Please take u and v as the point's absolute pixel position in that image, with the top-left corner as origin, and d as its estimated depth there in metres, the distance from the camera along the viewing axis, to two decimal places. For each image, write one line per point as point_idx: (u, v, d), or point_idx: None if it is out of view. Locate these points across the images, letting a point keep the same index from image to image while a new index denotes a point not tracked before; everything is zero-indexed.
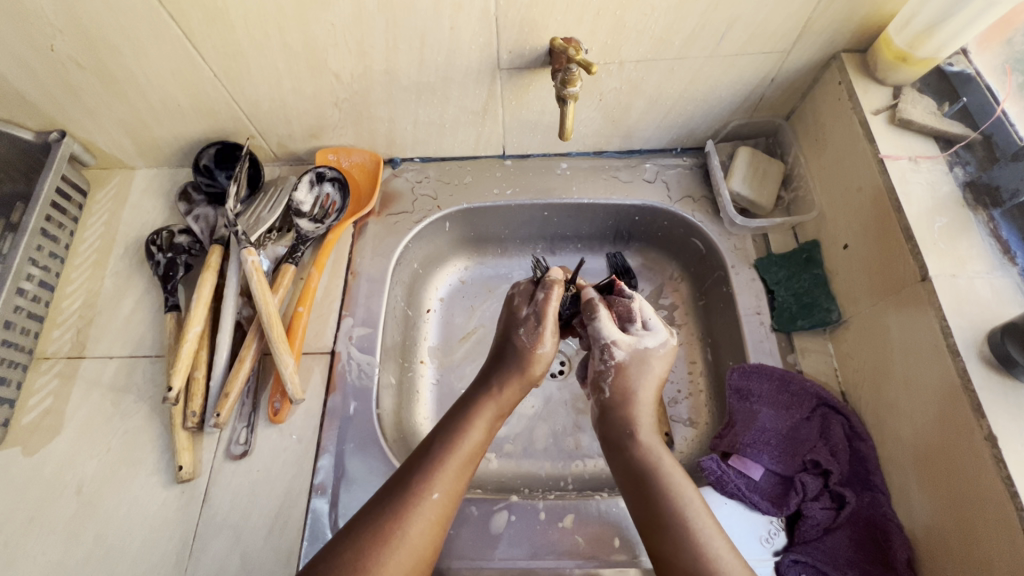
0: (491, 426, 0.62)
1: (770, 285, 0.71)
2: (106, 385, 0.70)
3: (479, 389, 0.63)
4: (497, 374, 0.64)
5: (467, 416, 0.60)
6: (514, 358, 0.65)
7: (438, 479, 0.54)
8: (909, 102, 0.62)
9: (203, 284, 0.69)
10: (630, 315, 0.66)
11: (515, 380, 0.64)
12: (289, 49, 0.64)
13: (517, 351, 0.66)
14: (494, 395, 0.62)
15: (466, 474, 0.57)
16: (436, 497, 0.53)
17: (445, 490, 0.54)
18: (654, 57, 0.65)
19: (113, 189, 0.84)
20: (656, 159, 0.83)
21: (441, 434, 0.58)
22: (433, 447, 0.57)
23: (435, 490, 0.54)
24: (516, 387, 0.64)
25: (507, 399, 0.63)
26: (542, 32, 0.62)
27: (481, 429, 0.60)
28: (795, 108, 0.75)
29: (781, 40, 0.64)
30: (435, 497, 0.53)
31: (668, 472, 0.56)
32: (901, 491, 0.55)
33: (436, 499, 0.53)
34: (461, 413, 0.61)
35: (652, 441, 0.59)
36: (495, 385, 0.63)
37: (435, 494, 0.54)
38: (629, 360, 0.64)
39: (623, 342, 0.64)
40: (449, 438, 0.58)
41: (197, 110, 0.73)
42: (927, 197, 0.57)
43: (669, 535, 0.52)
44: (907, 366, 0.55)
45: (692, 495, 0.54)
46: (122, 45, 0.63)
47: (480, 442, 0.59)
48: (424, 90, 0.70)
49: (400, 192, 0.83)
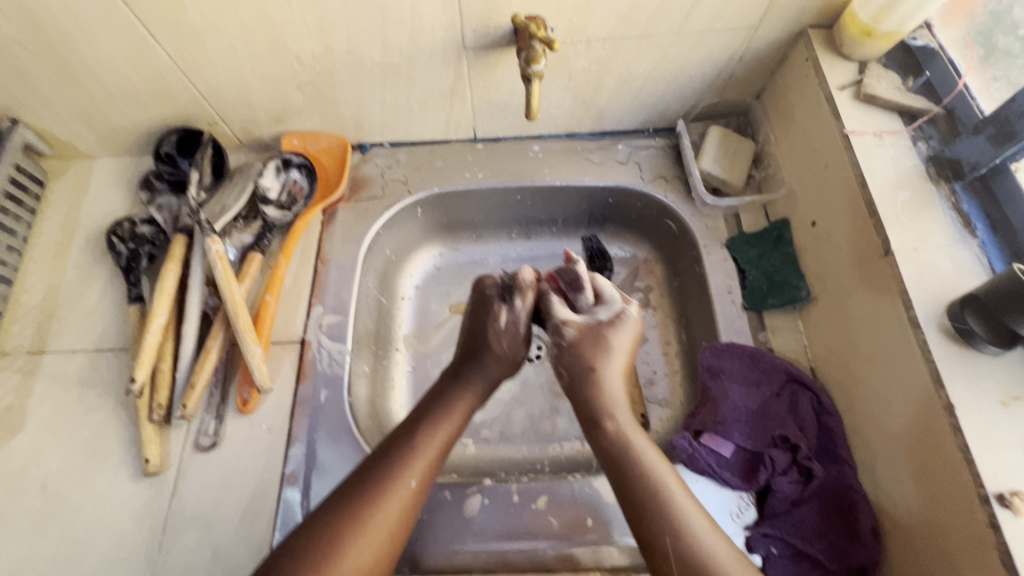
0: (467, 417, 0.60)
1: (741, 264, 0.71)
2: (70, 379, 0.68)
3: (452, 382, 0.62)
4: (473, 369, 0.62)
5: (444, 408, 0.59)
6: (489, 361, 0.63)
7: (416, 466, 0.54)
8: (874, 77, 0.61)
9: (167, 274, 0.68)
10: (578, 284, 0.65)
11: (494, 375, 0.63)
12: (246, 30, 0.62)
13: (496, 357, 0.63)
14: (468, 385, 0.61)
15: (440, 461, 0.56)
16: (412, 484, 0.53)
17: (421, 478, 0.53)
18: (622, 35, 0.65)
19: (73, 179, 0.82)
20: (629, 139, 0.82)
21: (419, 421, 0.57)
22: (410, 432, 0.56)
23: (412, 478, 0.53)
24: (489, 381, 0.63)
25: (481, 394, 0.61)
26: (506, 10, 0.61)
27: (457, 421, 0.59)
28: (765, 87, 0.75)
29: (748, 16, 0.63)
30: (412, 484, 0.53)
31: (635, 452, 0.54)
32: (867, 464, 0.56)
33: (413, 487, 0.53)
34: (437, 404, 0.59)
35: (625, 424, 0.57)
36: (466, 379, 0.62)
37: (412, 481, 0.53)
38: (580, 339, 0.62)
39: (573, 322, 0.63)
40: (428, 426, 0.57)
41: (155, 95, 0.71)
42: (891, 171, 0.57)
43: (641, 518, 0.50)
44: (872, 340, 0.56)
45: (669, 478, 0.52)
46: (70, 26, 0.61)
47: (455, 431, 0.58)
48: (389, 71, 0.69)
49: (370, 177, 0.81)
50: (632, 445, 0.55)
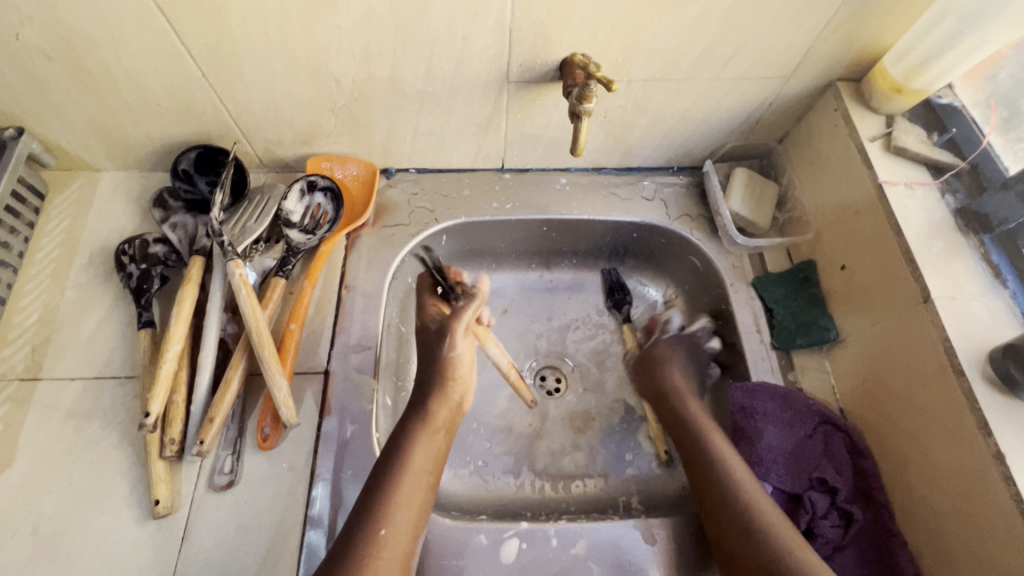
0: (435, 443, 0.62)
1: (769, 304, 0.72)
2: (68, 409, 0.63)
3: (415, 415, 0.64)
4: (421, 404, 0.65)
5: (404, 441, 0.61)
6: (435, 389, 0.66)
7: (393, 515, 0.55)
8: (902, 131, 0.64)
9: (185, 299, 0.64)
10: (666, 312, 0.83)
11: (442, 407, 0.65)
12: (289, 52, 0.60)
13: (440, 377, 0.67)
14: (423, 418, 0.64)
15: (422, 487, 0.58)
16: (385, 532, 0.54)
17: (393, 523, 0.54)
18: (662, 77, 0.66)
19: (76, 192, 0.77)
20: (654, 176, 0.83)
21: (386, 457, 0.59)
22: (381, 469, 0.58)
23: (384, 526, 0.54)
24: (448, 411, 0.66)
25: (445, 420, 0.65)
26: (555, 47, 0.61)
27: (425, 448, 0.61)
28: (789, 132, 0.78)
29: (783, 66, 0.66)
30: (385, 532, 0.54)
31: (732, 474, 0.59)
32: (906, 507, 0.57)
33: (387, 533, 0.54)
34: (401, 437, 0.61)
35: (723, 448, 0.62)
36: (425, 413, 0.64)
37: (384, 529, 0.54)
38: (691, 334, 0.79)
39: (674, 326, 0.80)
40: (397, 460, 0.59)
41: (178, 110, 0.68)
42: (924, 221, 0.59)
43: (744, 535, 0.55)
44: (910, 384, 0.57)
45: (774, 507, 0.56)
46: (101, 38, 0.58)
47: (424, 459, 0.60)
48: (428, 99, 0.68)
49: (395, 203, 0.79)
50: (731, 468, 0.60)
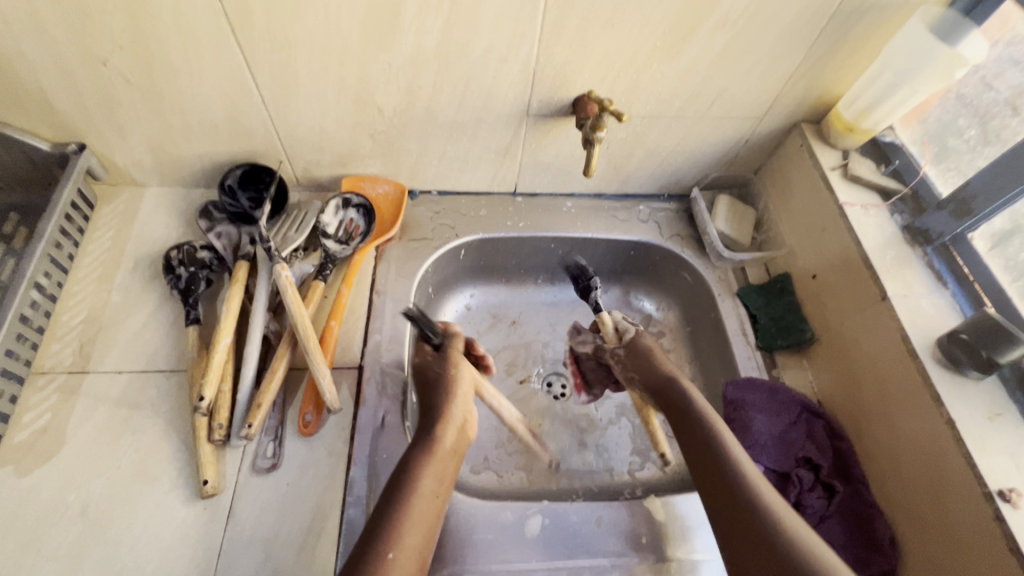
0: (444, 471, 0.62)
1: (752, 310, 0.82)
2: (116, 400, 0.67)
3: (419, 442, 0.63)
4: (428, 428, 0.65)
5: (414, 467, 0.60)
6: (439, 415, 0.66)
7: (402, 535, 0.54)
8: (856, 162, 0.77)
9: (233, 298, 0.70)
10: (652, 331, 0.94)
11: (448, 432, 0.65)
12: (342, 83, 0.70)
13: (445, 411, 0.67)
14: (430, 444, 0.63)
15: (433, 510, 0.58)
16: (393, 555, 0.52)
17: (403, 546, 0.53)
18: (658, 114, 0.78)
19: (122, 205, 0.83)
20: (648, 202, 0.94)
21: (395, 480, 0.59)
22: (390, 493, 0.57)
23: (392, 549, 0.53)
24: (452, 434, 0.66)
25: (450, 445, 0.64)
26: (570, 86, 0.72)
27: (435, 474, 0.60)
28: (763, 165, 0.90)
29: (757, 108, 0.79)
30: (392, 556, 0.52)
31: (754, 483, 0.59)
32: (880, 482, 0.65)
33: (393, 557, 0.52)
34: (410, 462, 0.61)
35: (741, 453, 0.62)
36: (430, 436, 0.64)
37: (393, 551, 0.53)
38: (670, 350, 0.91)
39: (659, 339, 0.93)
40: (406, 482, 0.58)
41: (233, 131, 0.76)
42: (878, 235, 0.71)
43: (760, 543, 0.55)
44: (877, 373, 0.66)
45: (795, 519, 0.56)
46: (179, 65, 0.66)
47: (433, 483, 0.60)
48: (457, 128, 0.78)
49: (419, 220, 0.88)
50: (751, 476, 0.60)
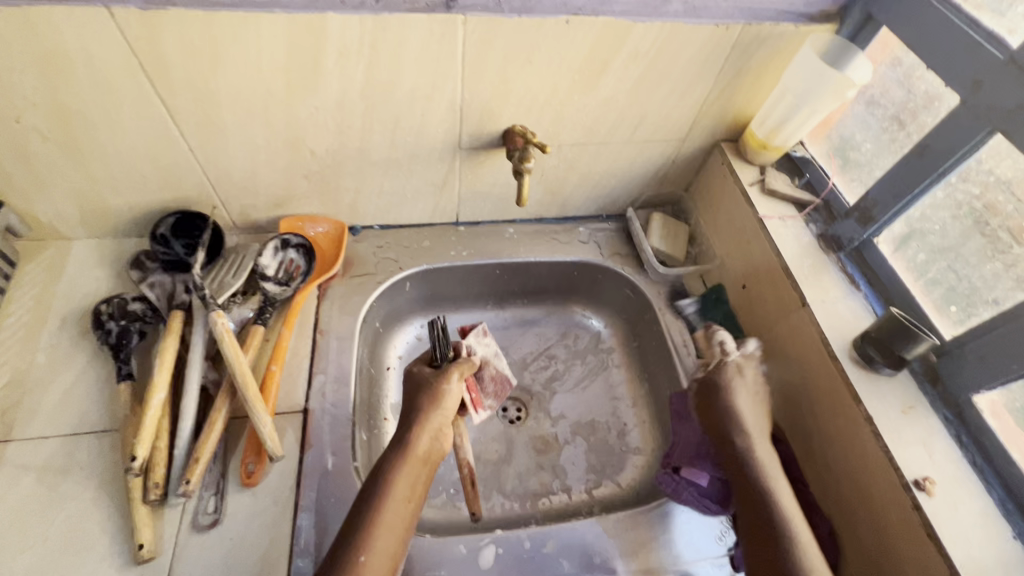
0: (420, 475, 0.63)
1: (691, 322, 0.85)
2: (42, 467, 0.63)
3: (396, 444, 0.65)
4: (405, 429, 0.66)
5: (385, 475, 0.61)
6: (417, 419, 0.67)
7: (373, 542, 0.56)
8: (772, 177, 0.81)
9: (167, 350, 0.68)
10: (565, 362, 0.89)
11: (426, 435, 0.65)
12: (270, 127, 0.70)
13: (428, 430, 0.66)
14: (404, 448, 0.64)
15: (406, 515, 0.59)
16: (364, 559, 0.55)
17: (373, 552, 0.55)
18: (586, 141, 0.81)
19: (47, 260, 0.80)
20: (588, 223, 0.97)
21: (369, 487, 0.60)
22: (363, 502, 0.59)
23: (363, 554, 0.55)
24: (426, 439, 0.65)
25: (425, 449, 0.65)
26: (498, 119, 0.75)
27: (407, 478, 0.62)
28: (691, 182, 0.95)
29: (679, 131, 0.83)
30: (363, 560, 0.55)
31: (770, 493, 0.62)
32: (817, 478, 0.68)
33: (364, 561, 0.55)
34: (384, 467, 0.62)
35: (766, 458, 0.65)
36: (407, 439, 0.64)
37: (363, 557, 0.55)
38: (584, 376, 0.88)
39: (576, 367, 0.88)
40: (378, 488, 0.60)
41: (161, 180, 0.75)
42: (795, 244, 0.75)
43: (766, 542, 0.59)
44: (806, 374, 0.69)
45: (802, 531, 0.58)
46: (98, 119, 0.65)
47: (409, 488, 0.61)
48: (391, 165, 0.79)
49: (362, 255, 0.88)
50: (772, 487, 0.62)
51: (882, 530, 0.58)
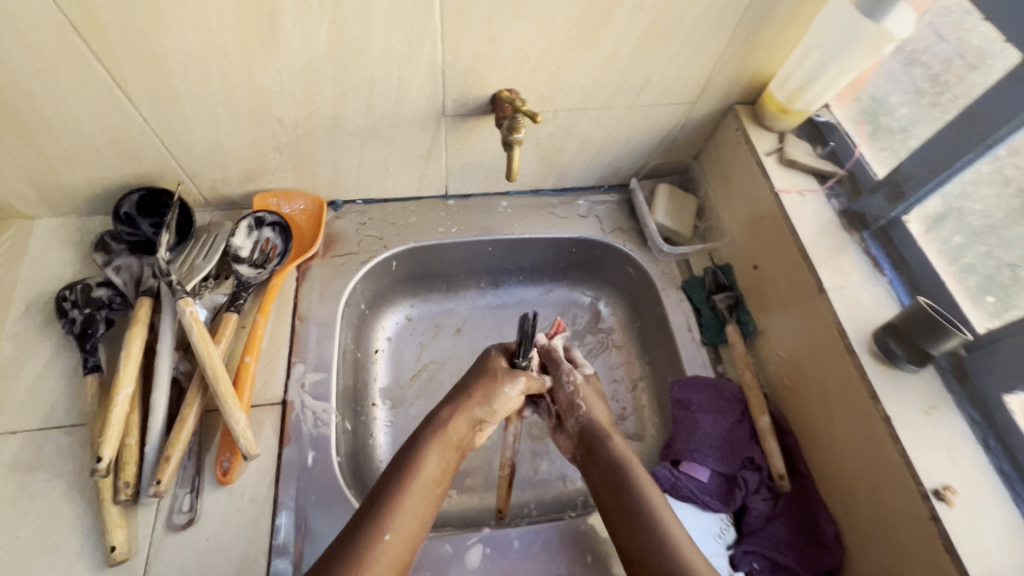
0: (450, 459, 0.60)
1: (696, 304, 0.80)
2: (9, 464, 0.61)
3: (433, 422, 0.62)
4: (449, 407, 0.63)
5: (417, 451, 0.58)
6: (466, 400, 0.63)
7: (399, 522, 0.53)
8: (792, 146, 0.73)
9: (133, 341, 0.64)
10: None
11: (466, 420, 0.63)
12: (231, 95, 0.63)
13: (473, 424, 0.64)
14: (442, 428, 0.61)
15: (432, 498, 0.57)
16: (390, 538, 0.52)
17: (398, 531, 0.52)
18: (584, 106, 0.73)
19: (8, 242, 0.75)
20: (587, 195, 0.90)
21: (401, 461, 0.58)
22: (389, 477, 0.56)
23: (389, 532, 0.52)
24: (466, 424, 0.63)
25: (461, 434, 0.62)
26: (484, 82, 0.67)
27: (438, 461, 0.59)
28: (701, 150, 0.86)
29: (689, 93, 0.74)
30: (388, 538, 0.52)
31: (633, 477, 0.58)
32: (823, 475, 0.64)
33: (389, 540, 0.52)
34: (413, 445, 0.59)
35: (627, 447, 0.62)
36: (449, 418, 0.62)
37: (389, 535, 0.52)
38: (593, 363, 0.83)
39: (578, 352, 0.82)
40: (412, 463, 0.57)
41: (119, 155, 0.68)
42: (815, 222, 0.68)
43: (633, 532, 0.55)
44: (817, 367, 0.65)
45: (670, 517, 0.55)
46: (37, 88, 0.58)
47: (440, 470, 0.58)
48: (370, 134, 0.72)
49: (344, 233, 0.82)
50: (631, 470, 0.59)
51: (891, 519, 0.54)
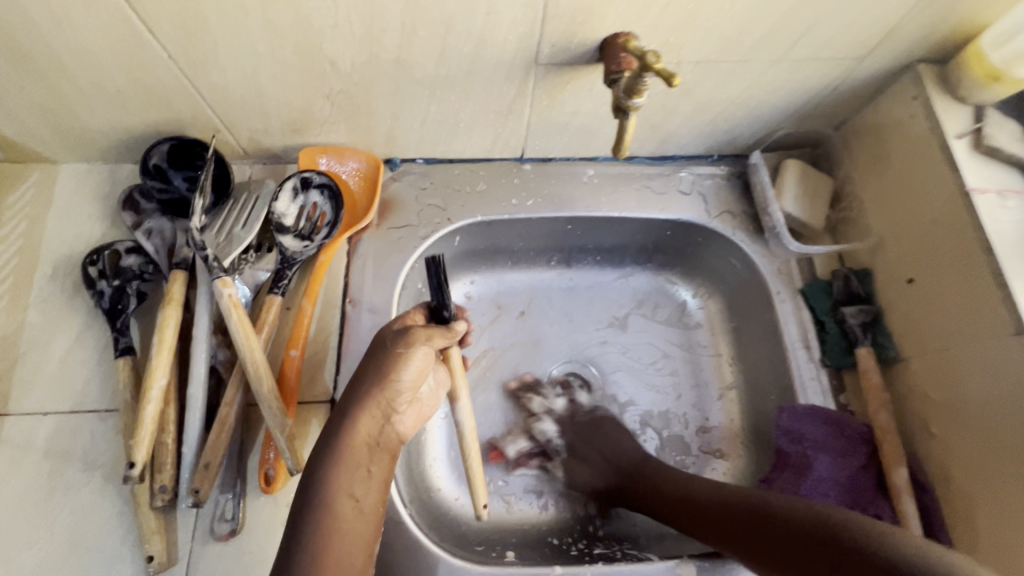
0: (370, 465, 0.48)
1: (819, 316, 0.66)
2: (43, 450, 0.56)
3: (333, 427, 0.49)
4: (348, 406, 0.49)
5: (319, 473, 0.46)
6: (364, 391, 0.50)
7: (319, 565, 0.42)
8: (994, 126, 0.57)
9: (166, 325, 0.55)
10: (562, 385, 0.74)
11: (368, 419, 0.49)
12: (273, 29, 0.49)
13: (385, 415, 0.50)
14: (342, 435, 0.48)
15: (353, 521, 0.45)
16: None
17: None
18: (718, 59, 0.56)
19: (32, 189, 0.66)
20: (691, 167, 0.74)
21: (305, 490, 0.45)
22: (297, 512, 0.44)
23: None
24: (371, 423, 0.49)
25: (371, 434, 0.49)
26: (596, 23, 0.50)
27: (349, 477, 0.46)
28: (848, 119, 0.68)
29: (861, 46, 0.56)
30: None
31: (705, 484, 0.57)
32: (970, 549, 0.52)
33: None
34: (316, 461, 0.47)
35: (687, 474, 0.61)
36: (349, 419, 0.48)
37: None
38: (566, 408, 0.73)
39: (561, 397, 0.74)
40: (315, 490, 0.45)
41: (143, 98, 0.57)
42: (1017, 234, 0.53)
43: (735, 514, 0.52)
44: (985, 421, 0.52)
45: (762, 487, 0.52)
46: (36, 12, 0.46)
47: (357, 485, 0.46)
48: (440, 85, 0.58)
49: (402, 200, 0.70)
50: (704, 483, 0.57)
51: None
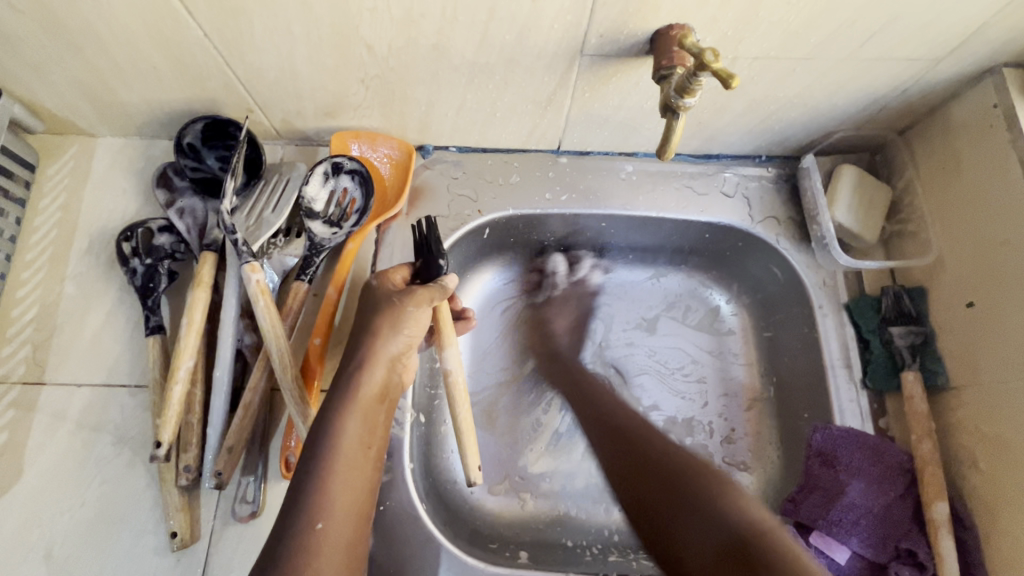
0: (378, 412, 0.48)
1: (864, 333, 0.62)
2: (76, 421, 0.57)
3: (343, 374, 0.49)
4: (359, 354, 0.49)
5: (332, 418, 0.46)
6: (375, 338, 0.50)
7: (333, 503, 0.42)
8: None
9: (195, 307, 0.55)
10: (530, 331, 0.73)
11: (380, 367, 0.49)
12: (308, 9, 0.48)
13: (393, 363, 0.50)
14: (354, 382, 0.48)
15: (366, 466, 0.45)
16: (323, 525, 0.41)
17: (333, 515, 0.41)
18: (778, 55, 0.52)
19: (71, 162, 0.67)
20: (737, 167, 0.70)
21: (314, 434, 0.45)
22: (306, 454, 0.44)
23: (320, 519, 0.41)
24: (382, 371, 0.49)
25: (382, 382, 0.49)
26: (648, 14, 0.47)
27: (362, 421, 0.46)
28: (914, 124, 0.63)
29: (940, 46, 0.51)
30: (322, 526, 0.41)
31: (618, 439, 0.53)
32: None
33: (323, 527, 0.41)
34: (328, 407, 0.47)
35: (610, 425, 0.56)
36: (360, 365, 0.49)
37: (322, 522, 0.41)
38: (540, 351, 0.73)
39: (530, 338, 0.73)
40: (326, 434, 0.44)
41: (178, 76, 0.56)
42: None
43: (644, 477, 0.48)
44: None
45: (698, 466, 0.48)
46: None
47: (367, 431, 0.46)
48: (478, 72, 0.55)
49: (434, 190, 0.68)
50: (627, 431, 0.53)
51: None
